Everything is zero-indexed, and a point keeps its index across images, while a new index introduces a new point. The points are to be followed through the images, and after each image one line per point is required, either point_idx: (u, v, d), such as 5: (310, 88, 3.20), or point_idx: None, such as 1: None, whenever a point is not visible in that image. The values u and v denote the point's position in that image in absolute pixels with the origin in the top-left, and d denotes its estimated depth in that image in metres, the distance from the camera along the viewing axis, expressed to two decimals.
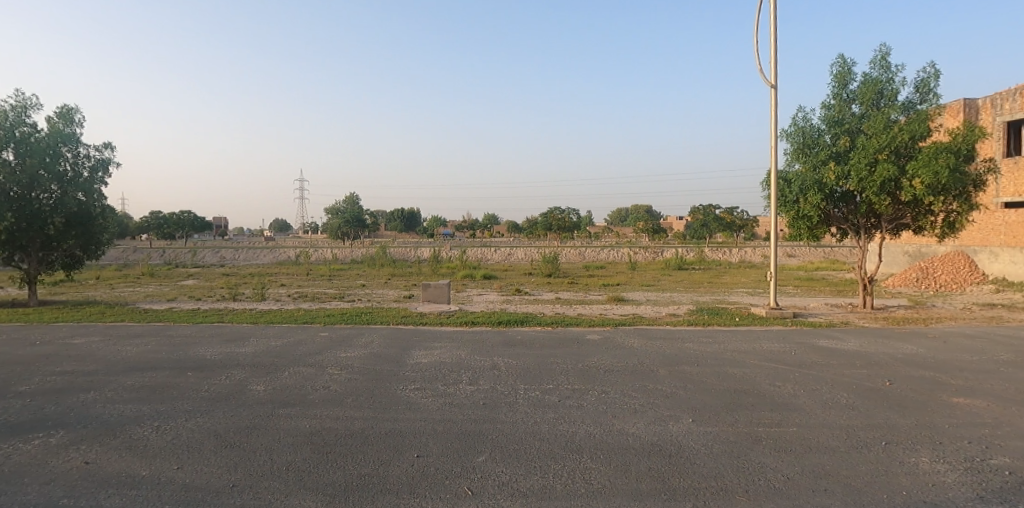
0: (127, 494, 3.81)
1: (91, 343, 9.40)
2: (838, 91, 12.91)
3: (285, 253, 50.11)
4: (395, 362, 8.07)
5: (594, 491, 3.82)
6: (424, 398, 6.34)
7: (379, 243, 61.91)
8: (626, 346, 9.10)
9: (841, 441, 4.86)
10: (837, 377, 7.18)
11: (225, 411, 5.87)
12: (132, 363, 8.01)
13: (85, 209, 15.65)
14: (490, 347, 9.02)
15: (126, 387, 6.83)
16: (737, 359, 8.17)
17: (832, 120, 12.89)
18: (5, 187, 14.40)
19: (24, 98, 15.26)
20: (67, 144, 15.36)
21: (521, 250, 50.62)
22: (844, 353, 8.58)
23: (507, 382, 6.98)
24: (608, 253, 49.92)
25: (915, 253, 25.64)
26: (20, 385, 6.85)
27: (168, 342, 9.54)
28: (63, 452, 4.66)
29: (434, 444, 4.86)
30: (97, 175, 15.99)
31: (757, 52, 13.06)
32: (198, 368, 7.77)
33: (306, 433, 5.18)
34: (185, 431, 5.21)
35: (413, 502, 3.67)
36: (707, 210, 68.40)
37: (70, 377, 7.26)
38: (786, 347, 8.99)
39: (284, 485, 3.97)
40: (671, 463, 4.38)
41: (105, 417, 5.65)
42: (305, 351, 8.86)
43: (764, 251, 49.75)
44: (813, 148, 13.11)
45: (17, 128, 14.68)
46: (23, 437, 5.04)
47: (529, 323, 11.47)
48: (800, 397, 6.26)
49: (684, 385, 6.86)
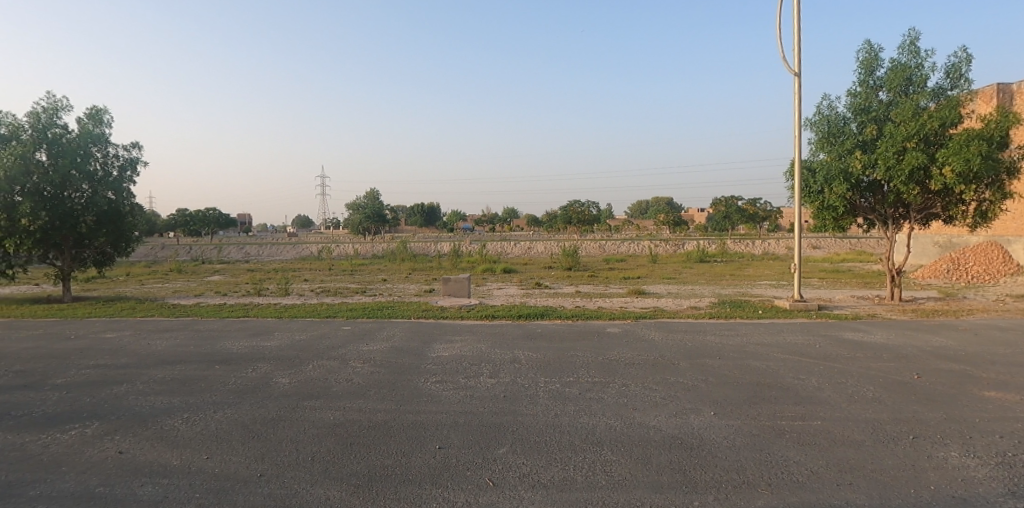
0: (160, 482, 3.95)
1: (123, 337, 9.71)
2: (865, 78, 12.59)
3: (308, 250, 50.89)
4: (415, 355, 8.16)
5: (616, 484, 3.83)
6: (445, 390, 6.40)
7: (397, 239, 62.48)
8: (646, 339, 9.08)
9: (868, 435, 4.77)
10: (863, 370, 7.05)
11: (252, 403, 6.01)
12: (162, 357, 8.26)
13: (115, 208, 16.12)
14: (510, 340, 9.07)
15: (156, 379, 7.04)
16: (760, 352, 8.07)
17: (859, 108, 12.53)
18: (38, 187, 14.85)
19: (55, 100, 15.63)
20: (97, 144, 15.76)
21: (541, 243, 50.73)
22: (871, 346, 8.40)
23: (528, 375, 7.00)
24: (628, 246, 49.80)
25: (946, 244, 25.04)
26: (57, 378, 7.12)
27: (196, 335, 9.83)
28: (99, 442, 4.83)
29: (456, 437, 4.91)
30: (125, 174, 16.43)
31: (780, 40, 12.74)
32: (225, 361, 7.98)
33: (331, 425, 5.28)
34: (214, 422, 5.36)
35: (437, 493, 3.72)
36: (731, 202, 66.63)
37: (103, 371, 7.50)
38: (810, 340, 8.85)
39: (310, 475, 4.07)
40: (693, 456, 4.36)
41: (136, 409, 5.82)
42: (328, 344, 9.01)
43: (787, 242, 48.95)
44: (838, 137, 12.80)
45: (49, 129, 15.09)
46: (59, 427, 5.23)
47: (548, 317, 11.43)
48: (824, 391, 6.17)
49: (706, 378, 6.80)
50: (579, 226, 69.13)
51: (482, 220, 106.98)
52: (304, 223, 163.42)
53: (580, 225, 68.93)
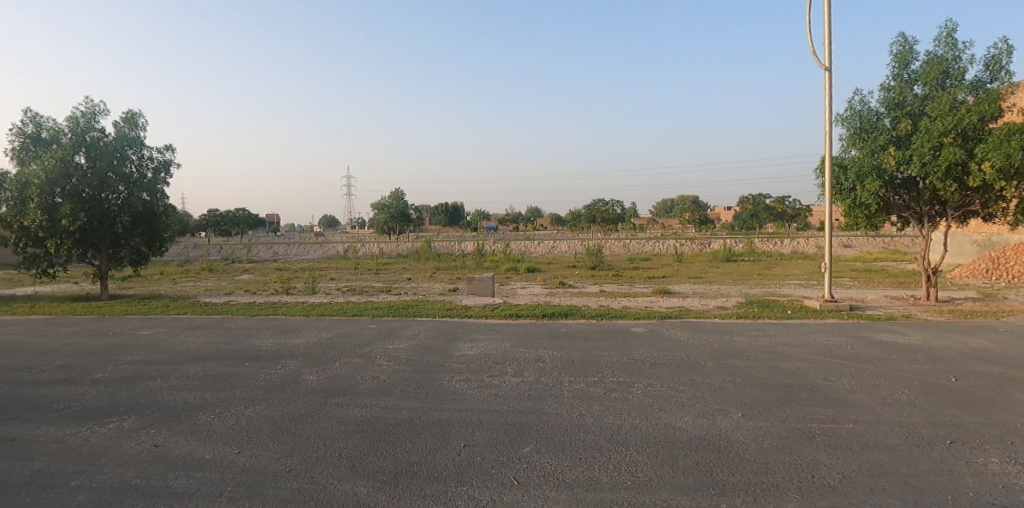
0: (193, 475, 4.06)
1: (157, 335, 10.01)
2: (898, 72, 12.23)
3: (335, 249, 51.67)
4: (440, 353, 8.22)
5: (641, 485, 3.80)
6: (469, 389, 6.44)
7: (421, 239, 63.02)
8: (672, 339, 8.97)
9: (902, 439, 4.63)
10: (898, 372, 6.85)
11: (281, 399, 6.14)
12: (194, 353, 8.49)
13: (149, 208, 16.60)
14: (535, 339, 9.06)
15: (189, 375, 7.23)
16: (790, 353, 7.90)
17: (892, 103, 12.18)
18: (78, 188, 15.39)
19: (93, 105, 16.18)
20: (132, 147, 16.27)
21: (565, 242, 50.52)
22: (906, 348, 8.15)
23: (553, 374, 6.99)
24: (653, 245, 49.27)
25: (986, 242, 24.16)
26: (95, 373, 7.38)
27: (227, 333, 10.07)
28: (135, 435, 4.99)
29: (480, 435, 4.93)
30: (159, 176, 16.93)
31: (810, 34, 12.46)
32: (255, 358, 8.17)
33: (357, 421, 5.36)
34: (244, 418, 5.48)
35: (462, 490, 3.74)
36: (759, 200, 65.37)
37: (138, 366, 7.75)
38: (842, 341, 8.63)
39: (337, 470, 4.14)
40: (720, 458, 4.30)
41: (170, 404, 6.00)
42: (354, 342, 9.14)
43: (818, 241, 47.75)
44: (871, 133, 12.46)
45: (87, 132, 15.64)
46: (98, 421, 5.42)
47: (573, 316, 11.37)
48: (856, 393, 6.01)
49: (734, 379, 6.69)
50: (603, 225, 68.69)
51: (507, 219, 107.27)
52: (330, 223, 166.04)
53: (605, 224, 68.49)
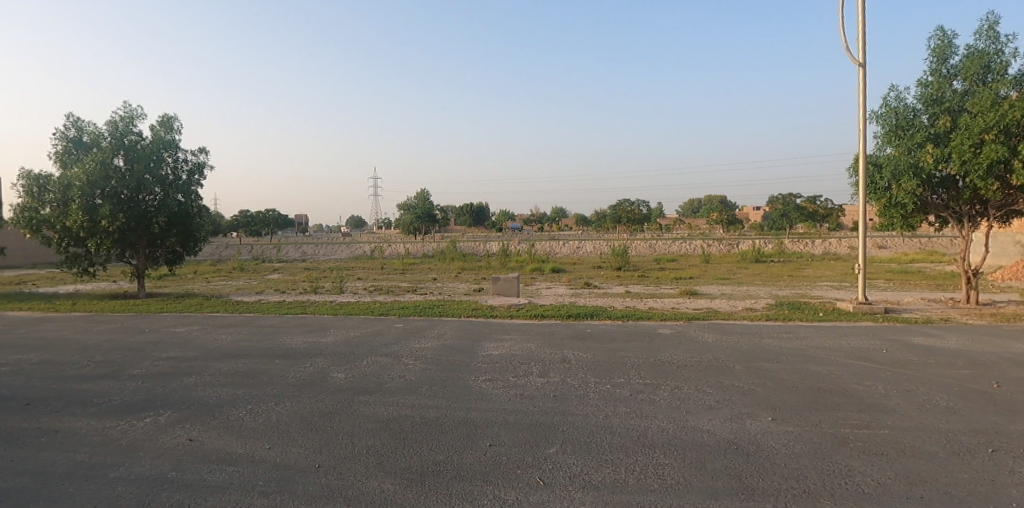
0: (226, 469, 4.17)
1: (191, 332, 10.32)
2: (936, 67, 11.85)
3: (362, 249, 52.46)
4: (466, 353, 8.27)
5: (668, 488, 3.77)
6: (495, 388, 6.46)
7: (445, 239, 63.52)
8: (699, 341, 8.85)
9: (941, 447, 4.48)
10: (936, 377, 6.63)
11: (310, 397, 6.26)
12: (227, 351, 8.72)
13: (184, 209, 17.10)
14: (560, 340, 9.04)
15: (221, 372, 7.44)
16: (822, 356, 7.72)
17: (930, 99, 11.80)
18: (117, 190, 15.96)
19: (131, 109, 16.75)
20: (168, 150, 16.78)
21: (590, 242, 50.27)
22: (945, 352, 7.88)
23: (579, 375, 6.97)
24: (680, 246, 48.65)
25: None
26: (133, 369, 7.64)
27: (257, 331, 10.32)
28: (172, 429, 5.16)
29: (506, 434, 4.96)
30: (193, 177, 17.42)
31: (842, 30, 12.19)
32: (285, 355, 8.35)
33: (384, 419, 5.44)
34: (275, 414, 5.61)
35: (488, 490, 3.76)
36: (789, 199, 63.96)
37: (174, 363, 8.00)
38: (876, 345, 8.39)
39: (365, 467, 4.20)
40: (750, 462, 4.23)
41: (204, 400, 6.18)
42: (381, 341, 9.26)
43: (850, 242, 46.46)
44: (907, 130, 12.09)
45: (126, 136, 16.20)
46: (136, 415, 5.62)
47: (598, 317, 11.31)
48: (892, 398, 5.84)
49: (763, 382, 6.57)
50: (628, 225, 68.11)
51: (531, 220, 107.60)
52: (355, 223, 168.55)
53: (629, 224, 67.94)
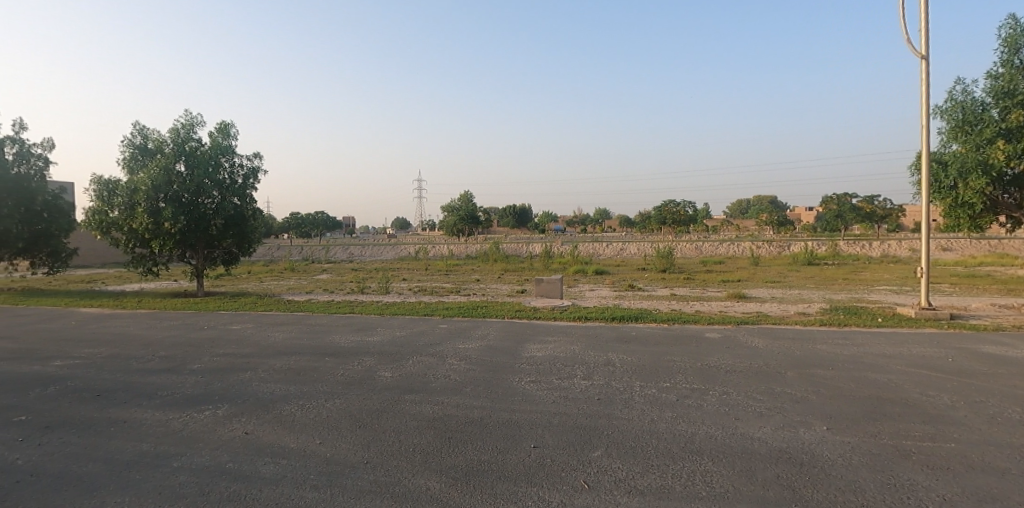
0: (280, 462, 4.36)
1: (246, 329, 10.81)
2: (1008, 58, 11.12)
3: (406, 250, 53.51)
4: (509, 354, 8.31)
5: (717, 496, 3.69)
6: (539, 390, 6.48)
7: (486, 240, 64.10)
8: (748, 345, 8.61)
9: (1014, 463, 4.20)
10: (1009, 389, 6.20)
11: (358, 394, 6.45)
12: (279, 348, 9.09)
13: (239, 212, 17.90)
14: (604, 343, 8.97)
15: (274, 368, 7.76)
16: (880, 364, 7.36)
17: (1001, 92, 11.08)
18: (178, 194, 16.87)
19: (192, 117, 17.66)
20: (224, 155, 17.59)
21: (633, 244, 49.55)
22: (1020, 362, 7.35)
23: (623, 379, 6.91)
24: (727, 247, 47.31)
25: None
26: (194, 364, 8.09)
27: (307, 329, 10.71)
28: (230, 422, 5.43)
29: (550, 436, 4.97)
30: (248, 181, 18.21)
31: (903, 21, 11.62)
32: (334, 354, 8.62)
33: (430, 418, 5.54)
34: (326, 410, 5.82)
35: (533, 492, 3.78)
36: (843, 199, 61.09)
37: (230, 358, 8.41)
38: (942, 353, 7.92)
39: (412, 465, 4.30)
40: (802, 472, 4.09)
41: (258, 395, 6.47)
42: (425, 341, 9.43)
43: (911, 243, 43.91)
44: (975, 125, 11.39)
45: (186, 143, 17.08)
46: (197, 407, 5.94)
47: (643, 320, 11.16)
48: (958, 410, 5.52)
49: (818, 390, 6.33)
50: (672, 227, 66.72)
51: (573, 221, 107.27)
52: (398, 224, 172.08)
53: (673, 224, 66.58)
